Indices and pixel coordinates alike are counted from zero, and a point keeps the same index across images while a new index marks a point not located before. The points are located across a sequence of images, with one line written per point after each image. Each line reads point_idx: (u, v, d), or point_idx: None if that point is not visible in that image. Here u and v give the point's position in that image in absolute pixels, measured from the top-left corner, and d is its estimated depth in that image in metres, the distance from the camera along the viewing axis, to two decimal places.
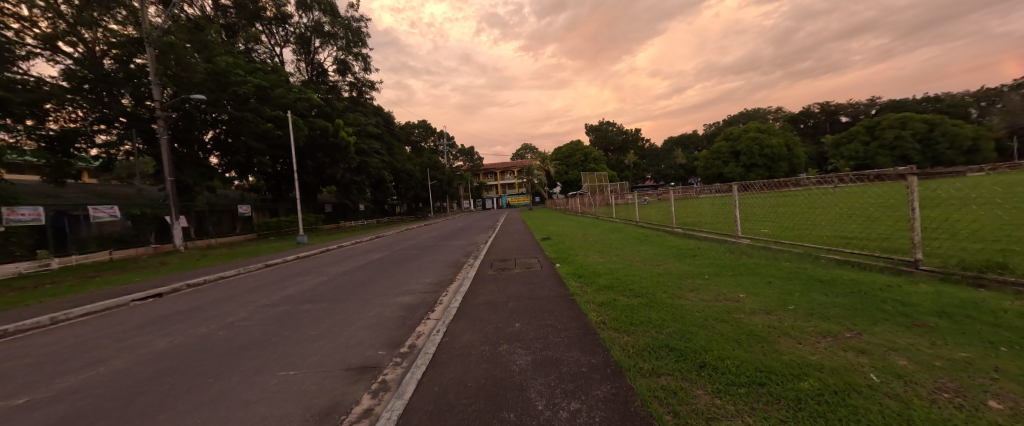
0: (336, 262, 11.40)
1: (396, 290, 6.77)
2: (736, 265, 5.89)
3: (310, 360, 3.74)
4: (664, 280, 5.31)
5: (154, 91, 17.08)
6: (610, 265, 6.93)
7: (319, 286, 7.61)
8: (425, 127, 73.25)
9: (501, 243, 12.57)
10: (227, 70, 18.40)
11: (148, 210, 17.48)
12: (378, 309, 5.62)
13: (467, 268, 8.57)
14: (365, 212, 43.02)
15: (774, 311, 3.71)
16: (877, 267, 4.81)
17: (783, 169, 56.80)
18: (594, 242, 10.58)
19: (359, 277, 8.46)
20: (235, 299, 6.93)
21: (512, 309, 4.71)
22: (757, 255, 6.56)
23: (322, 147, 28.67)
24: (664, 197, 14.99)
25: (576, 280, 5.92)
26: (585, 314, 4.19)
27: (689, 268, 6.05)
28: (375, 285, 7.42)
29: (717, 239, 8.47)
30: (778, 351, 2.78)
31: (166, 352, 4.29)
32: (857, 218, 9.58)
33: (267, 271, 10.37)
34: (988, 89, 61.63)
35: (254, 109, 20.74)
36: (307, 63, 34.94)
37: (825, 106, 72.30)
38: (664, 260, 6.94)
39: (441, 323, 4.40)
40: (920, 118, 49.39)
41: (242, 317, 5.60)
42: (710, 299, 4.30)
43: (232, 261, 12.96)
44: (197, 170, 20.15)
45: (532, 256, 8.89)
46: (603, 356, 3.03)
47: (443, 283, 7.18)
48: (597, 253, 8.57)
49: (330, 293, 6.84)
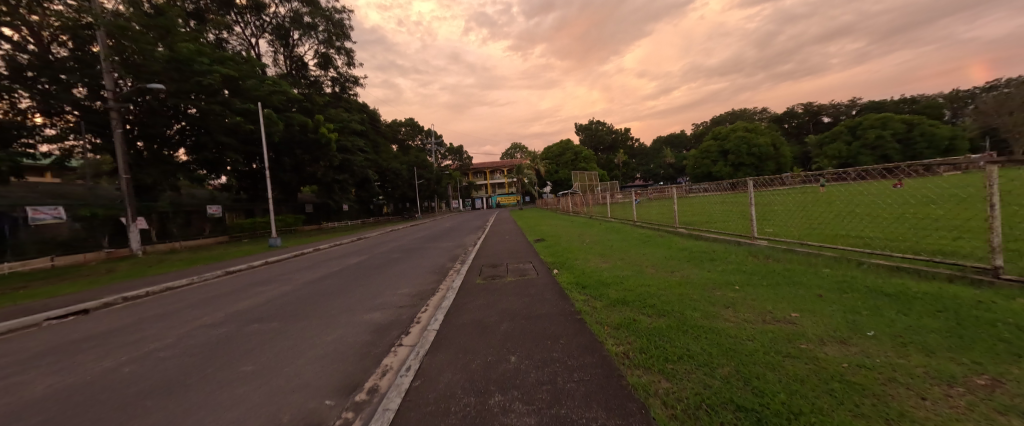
0: (306, 268, 10.21)
1: (368, 304, 5.72)
2: (767, 272, 5.05)
3: (226, 415, 2.68)
4: (687, 293, 4.42)
5: (108, 81, 15.58)
6: (617, 271, 6.07)
7: (279, 298, 6.52)
8: (412, 126, 71.65)
9: (490, 245, 11.60)
10: (190, 57, 16.81)
11: (101, 210, 15.91)
12: (340, 329, 4.56)
13: (452, 275, 7.54)
14: (348, 212, 41.36)
15: (851, 340, 2.83)
16: (945, 277, 3.99)
17: (770, 168, 57.24)
18: (593, 244, 9.64)
19: (329, 286, 7.35)
20: (173, 316, 5.78)
21: (504, 334, 3.73)
22: (784, 258, 5.72)
23: (302, 143, 27.11)
24: (665, 196, 14.20)
25: (582, 292, 5.00)
26: (601, 342, 3.23)
27: (712, 275, 5.18)
28: (345, 296, 6.36)
29: (731, 240, 7.64)
30: (904, 414, 1.88)
31: (39, 400, 3.17)
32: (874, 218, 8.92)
33: (226, 279, 9.15)
34: (961, 91, 63.61)
35: (224, 102, 19.19)
36: (286, 55, 33.32)
37: (808, 106, 73.61)
38: (679, 265, 6.06)
39: (414, 356, 3.38)
40: (899, 118, 50.54)
41: (167, 342, 4.48)
42: (756, 319, 3.41)
43: (191, 267, 11.66)
44: (159, 167, 18.55)
45: (526, 261, 7.91)
46: (640, 419, 2.08)
47: (424, 294, 6.14)
48: (599, 256, 7.70)
49: (288, 308, 5.75)
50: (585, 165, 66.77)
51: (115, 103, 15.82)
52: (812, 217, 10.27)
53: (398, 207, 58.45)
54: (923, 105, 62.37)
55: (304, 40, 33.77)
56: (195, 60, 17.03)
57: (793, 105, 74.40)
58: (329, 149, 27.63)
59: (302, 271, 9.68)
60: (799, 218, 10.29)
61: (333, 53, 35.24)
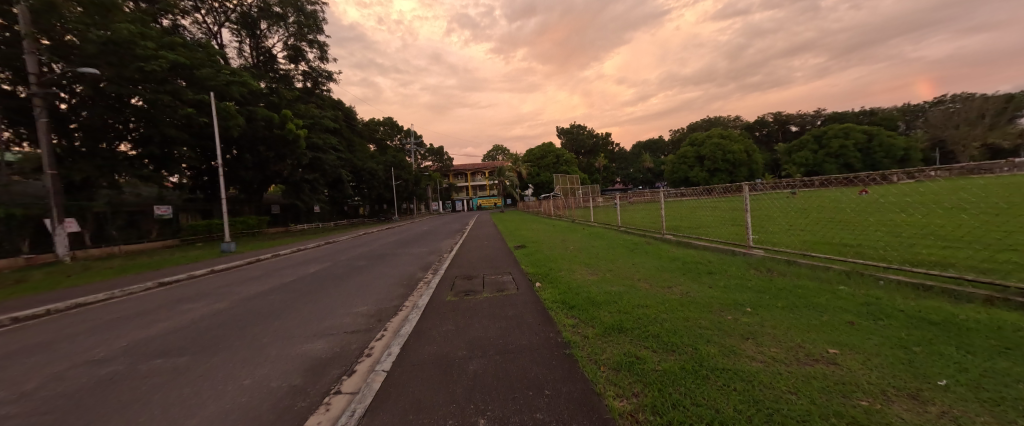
0: (254, 279, 8.96)
1: (311, 328, 4.72)
2: (776, 288, 4.43)
3: None
4: (694, 317, 3.70)
5: (28, 60, 13.62)
6: (606, 286, 5.35)
7: (205, 320, 5.42)
8: (391, 125, 69.65)
9: (466, 253, 10.69)
10: (131, 40, 15.01)
11: (18, 211, 13.94)
12: (265, 368, 3.58)
13: (421, 289, 6.59)
14: (319, 214, 39.25)
15: (925, 394, 2.15)
16: (983, 298, 3.45)
17: (743, 174, 59.18)
18: (577, 252, 8.95)
19: (272, 304, 6.26)
20: (56, 347, 4.58)
21: (474, 380, 2.85)
22: (789, 272, 5.11)
23: (266, 139, 25.24)
24: (652, 200, 13.74)
25: (571, 315, 4.20)
26: (600, 395, 2.44)
27: (714, 293, 4.53)
28: (286, 318, 5.32)
29: (725, 249, 7.13)
30: None
31: None
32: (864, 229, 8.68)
33: (155, 294, 7.85)
34: (913, 105, 68.07)
35: (173, 91, 17.55)
36: (252, 46, 31.23)
37: (777, 115, 76.84)
38: (675, 279, 5.40)
39: (345, 417, 2.46)
40: (860, 129, 53.38)
41: (24, 391, 3.36)
42: (789, 358, 2.71)
43: (122, 276, 10.12)
44: (94, 162, 16.55)
45: (504, 273, 7.06)
46: None
47: (384, 315, 5.20)
48: (585, 267, 7.02)
49: (210, 335, 4.69)
50: (566, 168, 66.72)
51: (38, 89, 13.90)
52: (799, 226, 10.19)
53: (374, 209, 56.34)
54: (880, 117, 66.35)
55: (273, 31, 31.78)
56: (137, 43, 15.23)
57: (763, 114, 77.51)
58: (297, 146, 25.88)
59: (248, 283, 8.45)
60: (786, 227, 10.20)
61: (305, 46, 33.39)
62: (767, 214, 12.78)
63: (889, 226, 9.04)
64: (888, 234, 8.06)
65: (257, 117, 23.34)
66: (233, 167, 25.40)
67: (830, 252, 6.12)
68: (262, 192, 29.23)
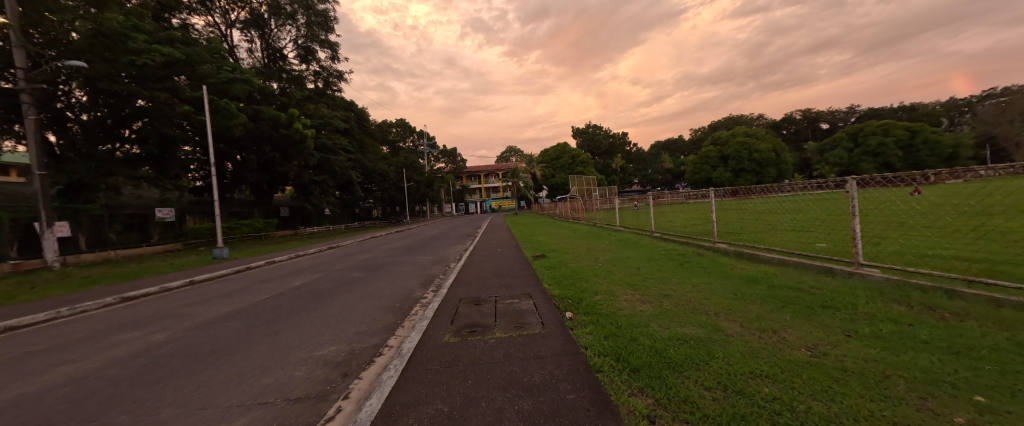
0: (226, 296, 7.59)
1: (236, 393, 3.14)
2: (984, 346, 2.63)
3: None
4: (891, 419, 1.94)
5: (17, 55, 12.92)
6: (672, 327, 3.67)
7: (114, 367, 3.95)
8: (403, 127, 69.18)
9: (476, 265, 9.11)
10: (122, 32, 14.12)
11: (6, 214, 13.22)
12: None
13: (414, 319, 5.01)
14: (329, 216, 38.56)
15: None
16: None
17: (771, 174, 55.82)
18: (610, 265, 7.36)
19: (219, 338, 4.79)
20: None
21: None
22: (968, 311, 3.27)
23: (272, 140, 24.45)
24: (691, 201, 11.92)
25: (639, 392, 2.49)
26: None
27: (870, 353, 2.75)
28: (217, 367, 3.78)
29: (816, 265, 5.41)
30: None
31: None
32: (969, 237, 6.90)
33: (103, 315, 6.52)
34: (958, 99, 62.99)
35: (172, 89, 16.78)
36: (264, 47, 30.53)
37: (806, 112, 72.63)
38: (779, 319, 3.63)
39: None
40: (901, 125, 49.51)
41: None
42: None
43: (89, 289, 8.96)
44: (90, 163, 15.86)
45: (523, 297, 5.41)
46: None
47: (355, 364, 3.62)
48: (628, 290, 5.36)
49: (91, 401, 3.17)
50: (582, 169, 64.77)
51: (27, 84, 13.12)
52: (853, 230, 8.74)
53: (386, 211, 55.65)
54: (920, 113, 61.77)
55: (283, 31, 31.14)
56: (129, 36, 14.34)
57: (791, 112, 73.57)
58: (304, 145, 24.97)
59: (216, 301, 7.09)
60: (843, 232, 8.69)
61: (316, 46, 32.55)
62: (818, 215, 11.20)
63: (987, 231, 7.42)
64: (1000, 242, 6.38)
65: (263, 117, 22.69)
66: (239, 168, 24.70)
67: (943, 269, 4.62)
68: (272, 193, 28.54)
